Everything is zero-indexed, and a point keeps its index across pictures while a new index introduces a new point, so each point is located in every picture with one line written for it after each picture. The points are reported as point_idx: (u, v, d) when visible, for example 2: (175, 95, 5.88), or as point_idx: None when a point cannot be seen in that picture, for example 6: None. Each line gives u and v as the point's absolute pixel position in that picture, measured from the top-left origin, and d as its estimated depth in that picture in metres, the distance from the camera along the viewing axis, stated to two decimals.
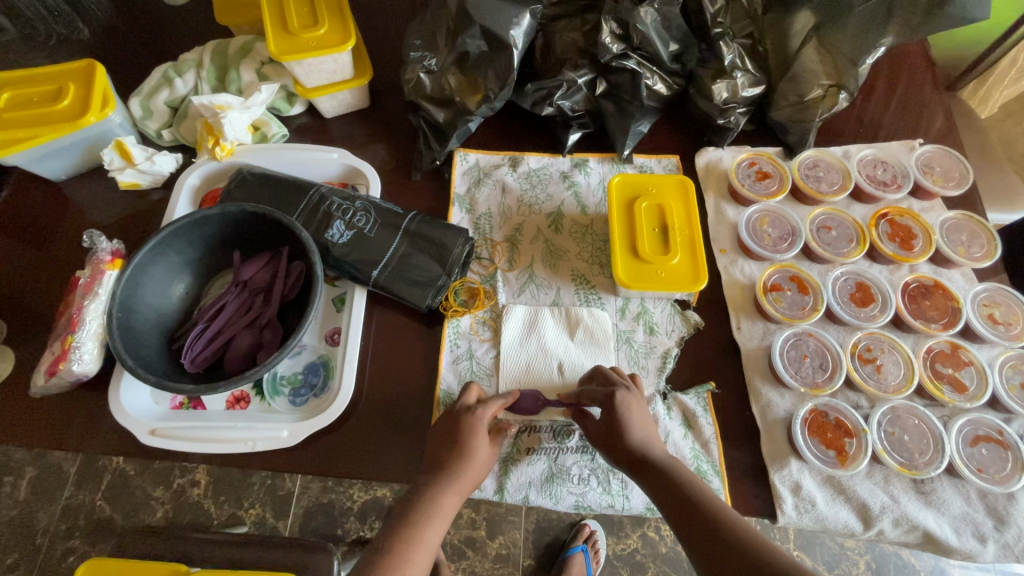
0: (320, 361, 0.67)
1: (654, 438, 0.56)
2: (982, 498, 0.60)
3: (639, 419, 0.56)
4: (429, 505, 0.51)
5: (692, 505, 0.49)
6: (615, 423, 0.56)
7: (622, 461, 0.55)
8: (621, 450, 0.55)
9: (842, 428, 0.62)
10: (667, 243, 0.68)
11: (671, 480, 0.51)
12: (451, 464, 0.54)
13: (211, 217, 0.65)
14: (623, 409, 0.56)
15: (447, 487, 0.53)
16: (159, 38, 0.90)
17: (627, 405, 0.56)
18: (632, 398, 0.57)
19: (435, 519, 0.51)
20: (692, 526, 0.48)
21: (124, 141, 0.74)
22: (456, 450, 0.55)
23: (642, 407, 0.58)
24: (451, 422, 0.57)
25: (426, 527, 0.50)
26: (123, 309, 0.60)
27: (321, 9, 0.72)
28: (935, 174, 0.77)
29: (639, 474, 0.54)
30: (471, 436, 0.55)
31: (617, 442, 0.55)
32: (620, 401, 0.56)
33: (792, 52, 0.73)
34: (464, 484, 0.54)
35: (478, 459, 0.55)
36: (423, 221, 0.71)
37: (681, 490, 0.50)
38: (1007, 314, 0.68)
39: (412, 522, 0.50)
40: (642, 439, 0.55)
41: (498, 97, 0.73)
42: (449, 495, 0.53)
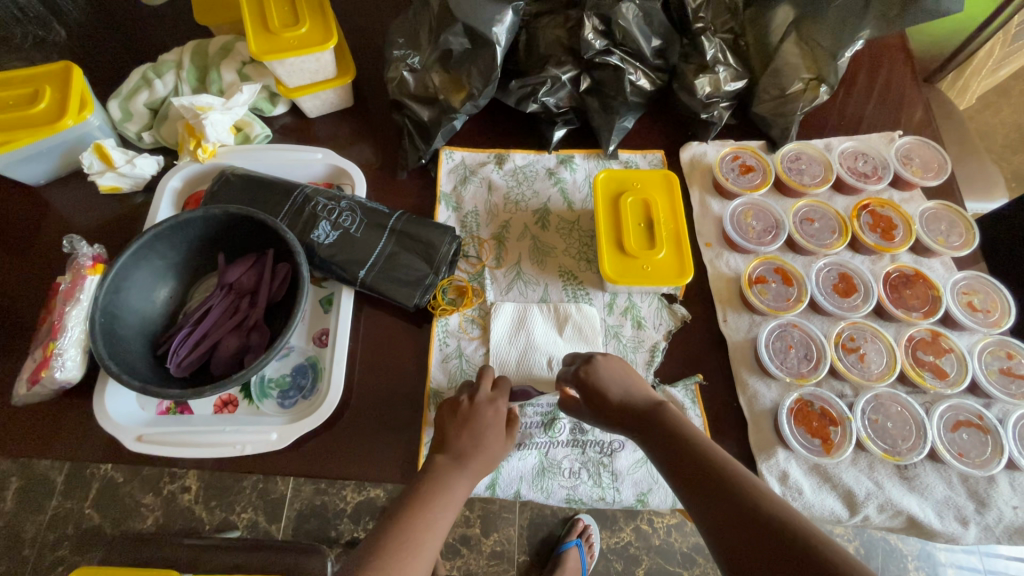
0: (308, 363, 0.67)
1: (644, 393, 0.56)
2: (964, 481, 0.62)
3: (618, 391, 0.57)
4: (439, 486, 0.51)
5: (682, 453, 0.49)
6: (589, 388, 0.57)
7: (609, 418, 0.56)
8: (605, 411, 0.56)
9: (827, 417, 0.63)
10: (653, 238, 0.69)
11: (664, 429, 0.52)
12: (467, 453, 0.54)
13: (194, 219, 0.64)
14: (592, 377, 0.57)
15: (460, 474, 0.52)
16: (136, 39, 0.89)
17: (596, 370, 0.57)
18: (597, 361, 0.58)
19: (447, 504, 0.50)
20: (683, 472, 0.48)
21: (104, 144, 0.73)
22: (472, 444, 0.54)
23: (627, 372, 0.59)
24: (472, 411, 0.57)
25: (440, 513, 0.49)
26: (106, 315, 0.59)
27: (301, 8, 0.72)
28: (914, 165, 0.78)
29: (630, 427, 0.54)
30: (490, 430, 0.56)
31: (598, 407, 0.57)
32: (586, 371, 0.58)
33: (772, 45, 0.74)
34: (475, 473, 0.53)
35: (492, 449, 0.55)
36: (409, 221, 0.71)
37: (672, 441, 0.50)
38: (985, 301, 0.70)
39: (425, 507, 0.49)
40: (621, 394, 0.56)
41: (483, 95, 0.73)
42: (461, 483, 0.52)
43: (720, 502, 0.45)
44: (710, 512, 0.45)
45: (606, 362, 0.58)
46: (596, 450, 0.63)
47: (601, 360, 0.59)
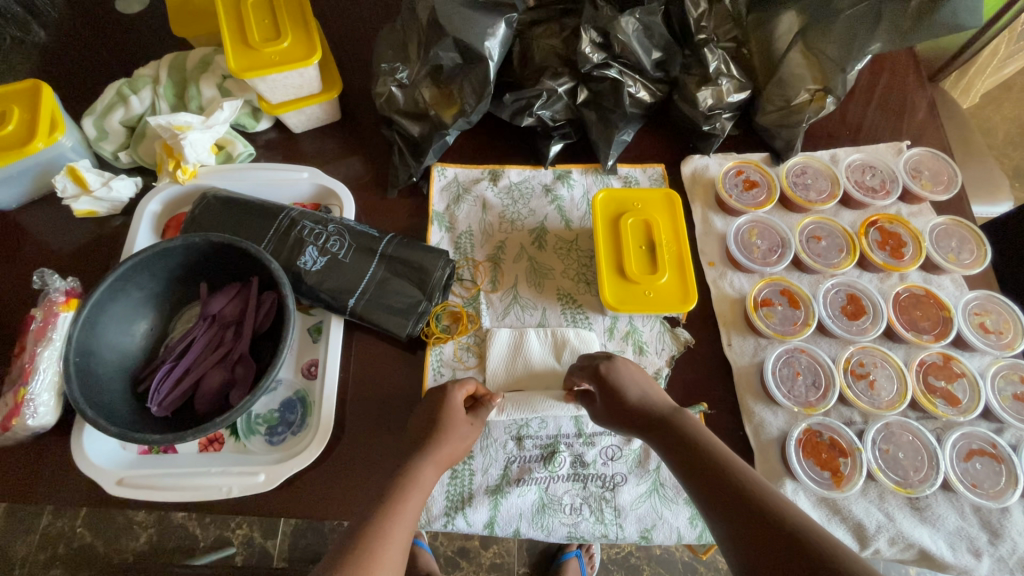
0: (297, 397, 0.64)
1: (655, 394, 0.55)
2: (976, 511, 0.60)
3: (635, 390, 0.54)
4: (407, 476, 0.52)
5: (701, 459, 0.47)
6: (607, 386, 0.55)
7: (624, 420, 0.54)
8: (621, 413, 0.54)
9: (836, 447, 0.61)
10: (654, 261, 0.66)
11: (680, 434, 0.50)
12: (427, 441, 0.54)
13: (175, 248, 0.61)
14: (612, 376, 0.55)
15: (424, 459, 0.53)
16: (109, 50, 0.84)
17: (617, 368, 0.55)
18: (618, 361, 0.56)
19: (413, 492, 0.51)
20: (701, 476, 0.46)
21: (77, 166, 0.70)
22: (433, 429, 0.55)
23: (641, 373, 0.57)
24: (432, 401, 0.58)
25: (408, 498, 0.50)
26: (81, 354, 0.56)
27: (283, 20, 0.68)
28: (924, 178, 0.76)
29: (646, 431, 0.52)
30: (450, 415, 0.56)
31: (614, 408, 0.55)
32: (608, 368, 0.55)
33: (778, 54, 0.71)
34: (440, 460, 0.54)
35: (457, 437, 0.56)
36: (401, 244, 0.67)
37: (691, 447, 0.48)
38: (997, 322, 0.68)
39: (392, 495, 0.50)
40: (640, 396, 0.54)
41: (475, 111, 0.70)
42: (426, 471, 0.53)
43: (741, 510, 0.43)
44: (730, 521, 0.43)
45: (627, 364, 0.56)
46: (598, 485, 0.61)
47: (621, 360, 0.57)
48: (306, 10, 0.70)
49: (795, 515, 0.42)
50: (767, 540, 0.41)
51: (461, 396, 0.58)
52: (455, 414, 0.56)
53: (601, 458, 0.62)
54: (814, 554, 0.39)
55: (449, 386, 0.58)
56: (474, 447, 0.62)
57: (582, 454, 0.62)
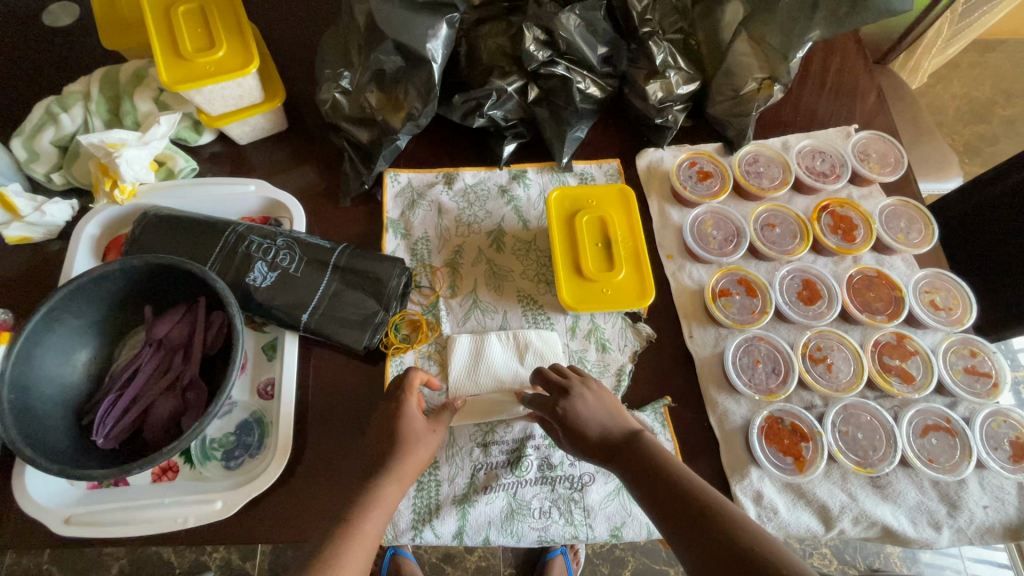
0: (253, 418, 0.62)
1: (613, 422, 0.54)
2: (935, 485, 0.61)
3: (595, 418, 0.54)
4: (369, 495, 0.50)
5: (662, 482, 0.47)
6: (567, 430, 0.54)
7: (588, 453, 0.53)
8: (583, 446, 0.53)
9: (798, 432, 0.62)
10: (611, 258, 0.66)
11: (638, 456, 0.49)
12: (390, 455, 0.53)
13: (112, 273, 0.58)
14: (570, 415, 0.54)
15: (388, 479, 0.51)
16: (37, 67, 0.80)
17: (575, 407, 0.54)
18: (578, 396, 0.55)
19: (372, 511, 0.49)
20: (665, 508, 0.46)
21: (6, 191, 0.66)
22: (394, 441, 0.54)
23: (597, 400, 0.56)
24: (391, 410, 0.56)
25: (362, 521, 0.48)
26: (16, 390, 0.53)
27: (216, 29, 0.65)
28: (872, 161, 0.77)
29: (608, 461, 0.51)
30: (410, 430, 0.54)
31: (576, 444, 0.54)
32: (565, 408, 0.55)
33: (724, 43, 0.71)
34: (403, 475, 0.52)
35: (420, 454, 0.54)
36: (354, 255, 0.66)
37: (652, 474, 0.48)
38: (947, 299, 0.69)
39: (351, 516, 0.49)
40: (600, 429, 0.53)
41: (423, 115, 0.68)
42: (389, 488, 0.51)
43: (702, 539, 0.42)
44: (695, 552, 0.42)
45: (585, 397, 0.55)
46: (567, 486, 0.61)
47: (579, 393, 0.56)
48: (239, 17, 0.67)
49: (752, 535, 0.42)
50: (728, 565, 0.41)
51: (416, 406, 0.56)
52: (415, 424, 0.55)
53: (568, 460, 0.62)
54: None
55: (405, 397, 0.56)
56: (440, 457, 0.61)
57: (549, 456, 0.62)
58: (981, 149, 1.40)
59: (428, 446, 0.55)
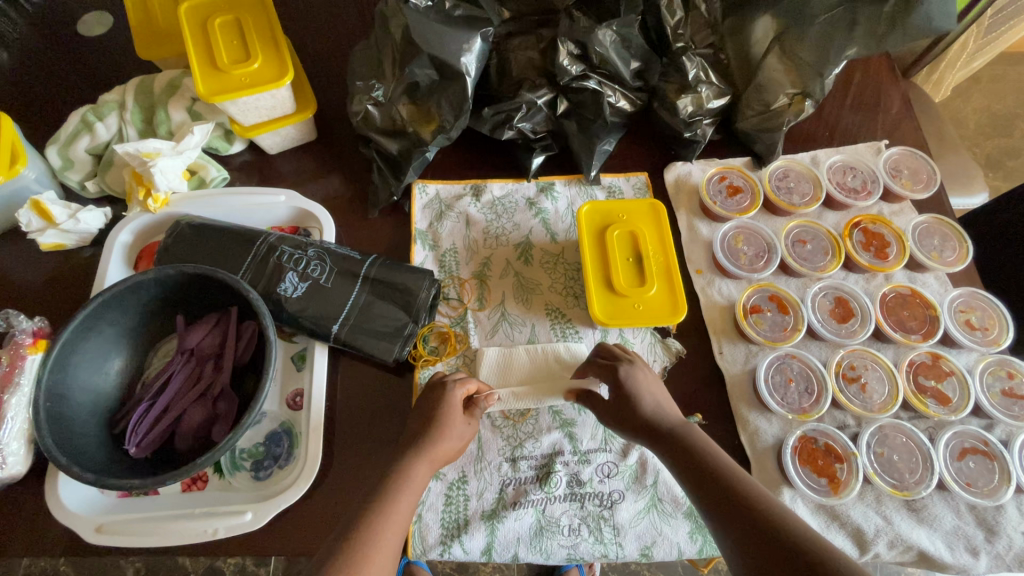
0: (283, 429, 0.62)
1: (666, 404, 0.55)
2: (972, 510, 0.60)
3: (649, 393, 0.55)
4: (400, 475, 0.51)
5: (702, 463, 0.48)
6: (622, 397, 0.55)
7: (632, 427, 0.54)
8: (630, 418, 0.54)
9: (832, 453, 0.61)
10: (642, 273, 0.65)
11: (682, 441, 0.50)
12: (424, 438, 0.53)
13: (148, 281, 0.58)
14: (629, 382, 0.55)
15: (417, 457, 0.52)
16: (71, 76, 0.81)
17: (634, 375, 0.56)
18: (636, 367, 0.57)
19: (405, 490, 0.50)
20: (707, 490, 0.46)
21: (42, 199, 0.67)
22: (428, 424, 0.54)
23: (651, 378, 0.57)
24: (431, 397, 0.57)
25: (396, 499, 0.49)
26: (52, 398, 0.53)
27: (252, 41, 0.66)
28: (903, 177, 0.76)
29: (652, 442, 0.52)
30: (445, 413, 0.55)
31: (625, 413, 0.55)
32: (626, 373, 0.56)
33: (756, 59, 0.70)
34: (435, 458, 0.53)
35: (453, 434, 0.55)
36: (384, 267, 0.66)
37: (695, 458, 0.48)
38: (983, 319, 0.68)
39: (384, 494, 0.49)
40: (652, 405, 0.54)
41: (455, 127, 0.69)
42: (421, 467, 0.52)
43: (749, 522, 0.43)
44: (733, 528, 0.43)
45: (644, 373, 0.57)
46: (596, 504, 0.60)
47: (640, 367, 0.57)
48: (275, 30, 0.68)
49: (798, 526, 0.42)
50: (770, 551, 0.41)
51: (460, 393, 0.57)
52: (453, 410, 0.56)
53: (598, 477, 0.61)
54: (811, 561, 0.39)
55: (448, 383, 0.57)
56: (468, 471, 0.61)
57: (578, 473, 0.61)
58: (1003, 162, 1.38)
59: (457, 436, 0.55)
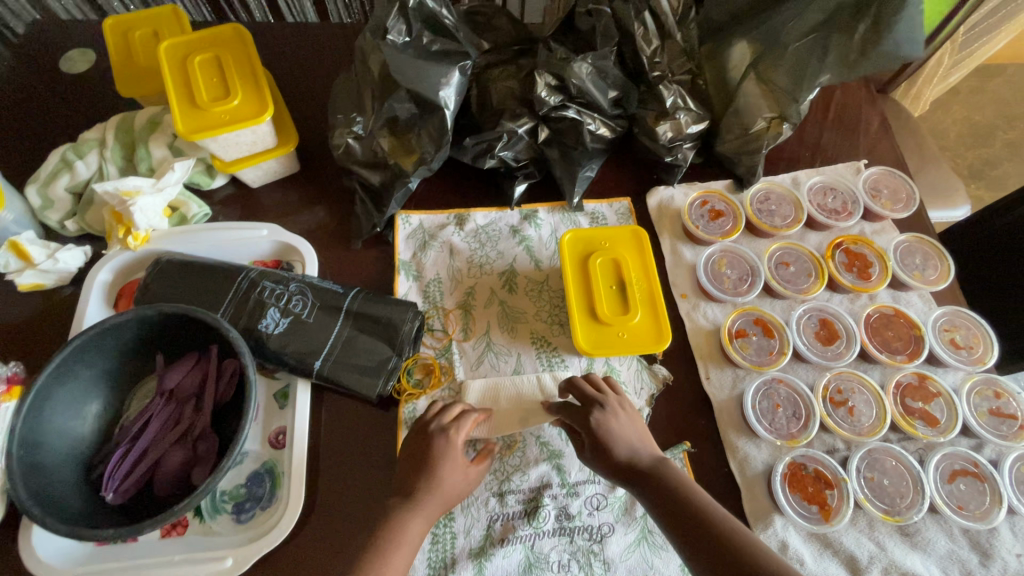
0: (265, 469, 0.61)
1: (642, 444, 0.54)
2: (965, 533, 0.59)
3: (625, 437, 0.54)
4: (392, 532, 0.50)
5: (688, 515, 0.48)
6: (597, 445, 0.54)
7: (611, 472, 0.53)
8: (607, 465, 0.53)
9: (822, 479, 0.60)
10: (626, 301, 0.65)
11: (670, 493, 0.50)
12: (415, 489, 0.52)
13: (126, 323, 0.58)
14: (601, 430, 0.54)
15: (412, 512, 0.51)
16: (54, 113, 0.81)
17: (607, 422, 0.55)
18: (610, 415, 0.55)
19: (401, 548, 0.49)
20: (702, 554, 0.45)
21: (20, 240, 0.66)
22: (421, 474, 0.53)
23: (624, 417, 0.56)
24: (421, 442, 0.55)
25: (388, 560, 0.48)
26: (26, 446, 0.52)
27: (232, 78, 0.66)
28: (883, 197, 0.77)
29: (634, 489, 0.52)
30: (441, 460, 0.53)
31: (601, 460, 0.54)
32: (597, 422, 0.55)
33: (732, 85, 0.72)
34: (430, 509, 0.52)
35: (450, 480, 0.53)
36: (367, 300, 0.65)
37: (681, 508, 0.48)
38: (967, 337, 0.68)
39: (373, 553, 0.49)
40: (628, 451, 0.53)
41: (436, 159, 0.69)
42: (416, 520, 0.51)
43: None
44: None
45: (618, 415, 0.56)
46: (586, 537, 0.59)
47: (613, 410, 0.56)
48: (255, 67, 0.68)
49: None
50: None
51: (461, 436, 0.55)
52: (450, 454, 0.54)
53: (587, 509, 0.60)
54: None
55: (447, 433, 0.55)
56: (455, 508, 0.60)
57: (567, 506, 0.60)
58: (985, 172, 1.40)
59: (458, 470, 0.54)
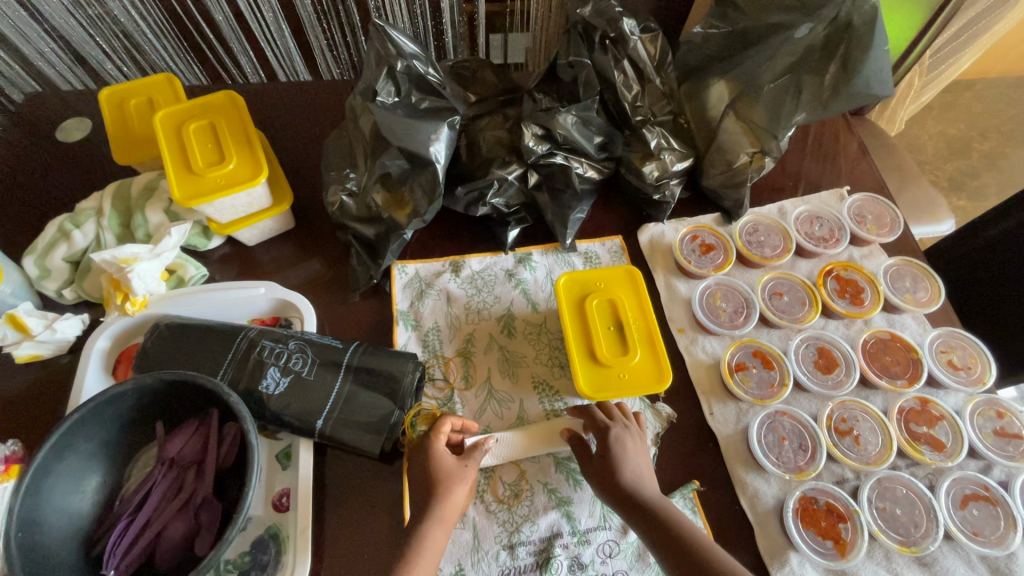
0: (269, 534, 0.59)
1: (648, 475, 0.57)
2: (984, 560, 0.58)
3: (634, 464, 0.57)
4: (413, 543, 0.52)
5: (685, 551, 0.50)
6: (608, 459, 0.57)
7: (612, 494, 0.56)
8: (612, 484, 0.56)
9: (834, 513, 0.60)
10: (624, 341, 0.66)
11: (666, 527, 0.52)
12: (430, 502, 0.54)
13: (127, 392, 0.57)
14: (615, 446, 0.57)
15: (431, 522, 0.53)
16: (52, 183, 0.82)
17: (621, 444, 0.58)
18: (628, 434, 0.59)
19: (422, 557, 0.51)
20: None
21: (18, 312, 0.67)
22: (433, 487, 0.55)
23: (637, 444, 0.59)
24: (422, 455, 0.57)
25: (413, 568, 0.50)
26: (25, 526, 0.51)
27: (227, 143, 0.68)
28: (869, 222, 0.79)
29: (633, 516, 0.54)
30: (440, 468, 0.56)
31: (607, 476, 0.56)
32: (615, 437, 0.58)
33: (712, 122, 0.75)
34: (446, 521, 0.54)
35: (460, 492, 0.56)
36: (367, 353, 0.66)
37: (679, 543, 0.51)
38: (964, 358, 0.69)
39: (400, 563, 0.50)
40: (635, 477, 0.56)
41: (429, 211, 0.70)
42: (435, 532, 0.53)
43: None
44: None
45: (629, 441, 0.58)
46: None
47: (629, 435, 0.59)
48: (249, 131, 0.70)
49: None
50: None
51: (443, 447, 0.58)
52: (446, 465, 0.56)
53: (600, 557, 0.59)
54: None
55: (428, 436, 0.58)
56: (466, 564, 0.58)
57: (579, 555, 0.59)
58: (966, 183, 1.44)
59: (467, 483, 0.56)
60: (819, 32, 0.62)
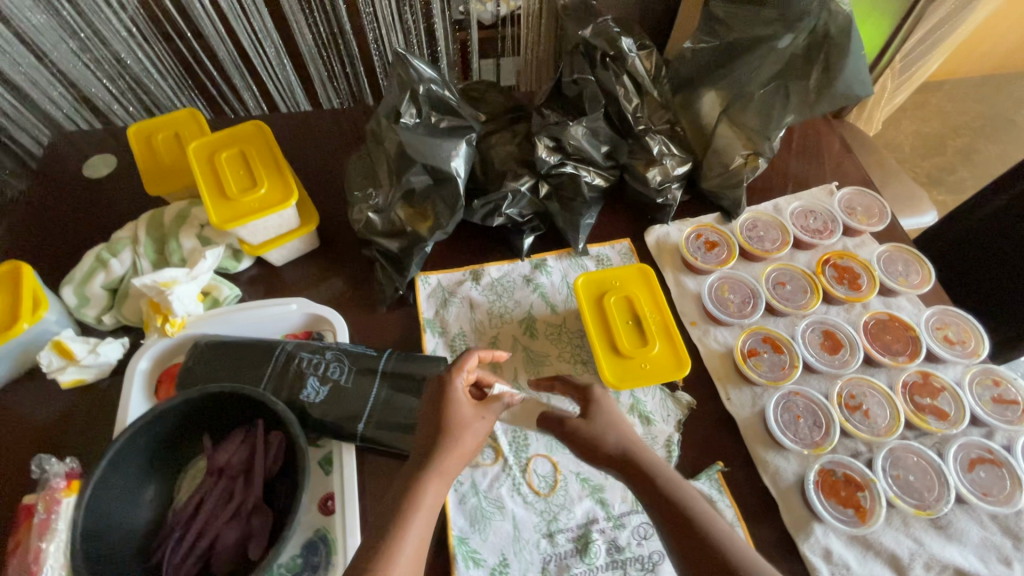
0: (318, 537, 0.62)
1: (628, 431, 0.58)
2: (995, 520, 0.62)
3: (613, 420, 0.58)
4: (416, 487, 0.49)
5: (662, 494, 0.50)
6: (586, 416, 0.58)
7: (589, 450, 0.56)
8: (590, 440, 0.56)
9: (852, 483, 0.63)
10: (643, 333, 0.71)
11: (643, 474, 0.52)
12: (440, 444, 0.52)
13: (176, 406, 0.60)
14: (595, 403, 0.59)
15: (439, 463, 0.51)
16: (83, 219, 0.86)
17: (600, 403, 0.59)
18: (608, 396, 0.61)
19: (424, 503, 0.48)
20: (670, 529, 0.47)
21: (63, 338, 0.69)
22: (445, 431, 0.52)
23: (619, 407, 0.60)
24: (434, 399, 0.55)
25: (415, 513, 0.47)
26: (90, 539, 0.53)
27: (258, 169, 0.72)
28: (859, 214, 0.85)
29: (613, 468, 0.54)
30: (452, 408, 0.54)
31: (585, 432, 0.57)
32: (595, 397, 0.60)
33: (708, 129, 0.82)
34: (453, 466, 0.52)
35: (470, 438, 0.53)
36: (400, 359, 0.69)
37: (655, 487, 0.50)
38: (959, 333, 0.74)
39: (402, 507, 0.48)
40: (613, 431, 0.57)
41: (451, 224, 0.75)
42: (436, 479, 0.50)
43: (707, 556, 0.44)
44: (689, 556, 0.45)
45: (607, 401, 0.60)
46: (637, 567, 0.61)
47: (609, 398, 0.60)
48: (277, 158, 0.74)
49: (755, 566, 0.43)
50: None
51: (461, 387, 0.55)
52: (463, 410, 0.54)
53: (635, 539, 0.62)
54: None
55: (448, 374, 0.56)
56: (508, 554, 0.61)
57: (615, 538, 0.62)
58: (944, 178, 1.51)
59: (479, 428, 0.54)
60: (801, 41, 0.68)
